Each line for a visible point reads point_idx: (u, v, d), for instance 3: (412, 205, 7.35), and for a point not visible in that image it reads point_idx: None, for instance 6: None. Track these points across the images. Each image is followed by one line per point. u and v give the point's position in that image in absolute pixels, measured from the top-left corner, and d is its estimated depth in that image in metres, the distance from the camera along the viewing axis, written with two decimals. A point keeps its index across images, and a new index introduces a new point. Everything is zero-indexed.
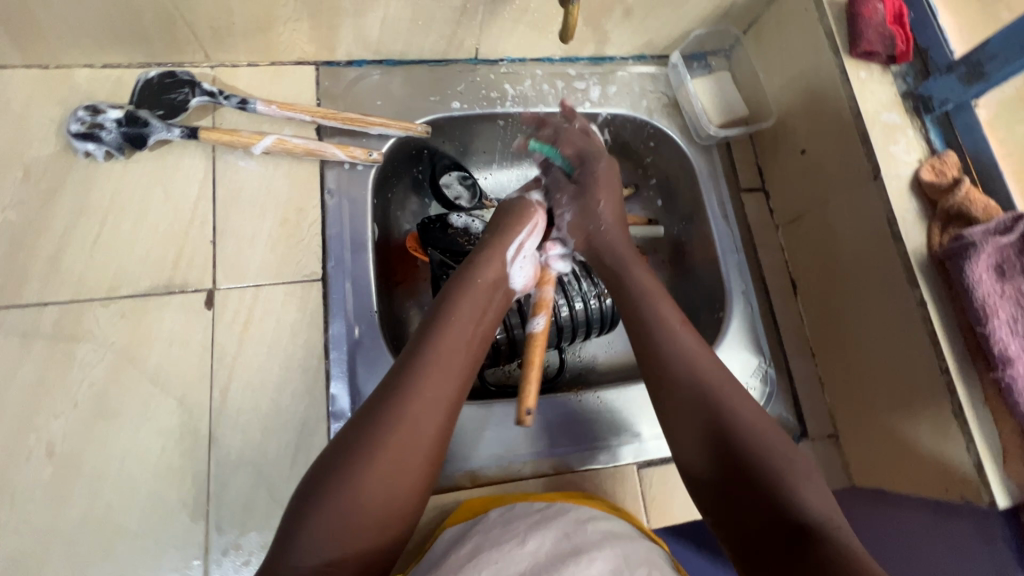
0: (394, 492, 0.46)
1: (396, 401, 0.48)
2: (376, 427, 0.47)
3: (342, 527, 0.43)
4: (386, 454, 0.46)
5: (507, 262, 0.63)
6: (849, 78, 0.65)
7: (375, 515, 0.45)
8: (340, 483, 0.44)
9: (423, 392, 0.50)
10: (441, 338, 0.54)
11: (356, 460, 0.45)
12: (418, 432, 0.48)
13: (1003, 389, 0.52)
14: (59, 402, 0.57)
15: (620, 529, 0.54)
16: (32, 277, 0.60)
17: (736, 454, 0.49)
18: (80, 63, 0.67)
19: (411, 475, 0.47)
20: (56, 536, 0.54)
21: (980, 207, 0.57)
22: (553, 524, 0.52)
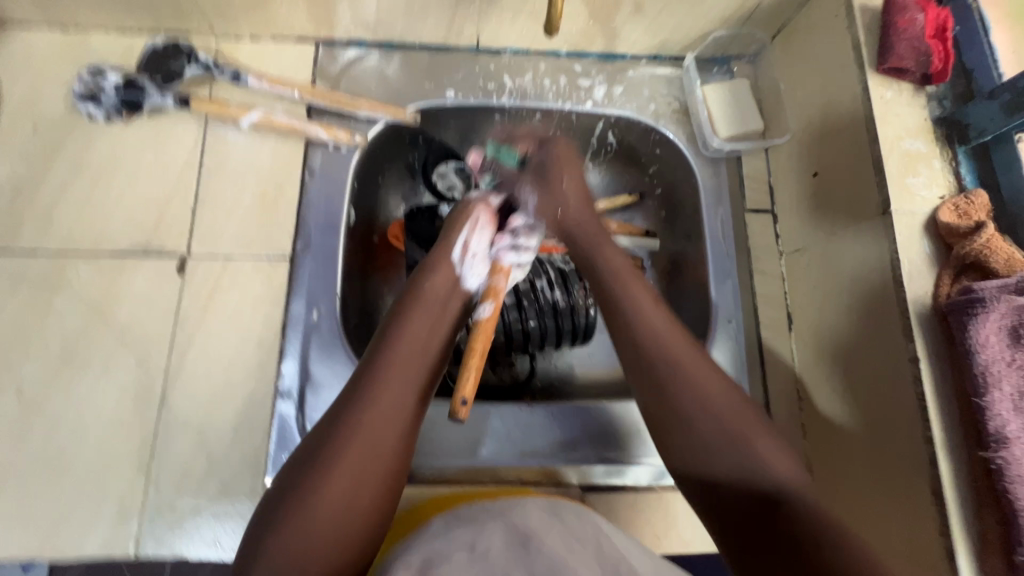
0: (361, 501, 0.44)
1: (352, 411, 0.46)
2: (333, 444, 0.45)
3: (310, 543, 0.41)
4: (347, 469, 0.44)
5: (455, 265, 0.60)
6: (872, 98, 0.58)
7: (346, 527, 0.42)
8: (307, 495, 0.42)
9: (379, 402, 0.47)
10: (394, 345, 0.51)
11: (317, 476, 0.43)
12: (378, 439, 0.46)
13: (993, 473, 0.45)
14: (33, 346, 0.61)
15: (569, 518, 0.50)
16: (26, 227, 0.64)
17: (720, 450, 0.46)
18: (96, 27, 0.70)
19: (376, 487, 0.45)
20: (12, 470, 0.58)
21: (1001, 259, 0.49)
22: (499, 519, 0.48)
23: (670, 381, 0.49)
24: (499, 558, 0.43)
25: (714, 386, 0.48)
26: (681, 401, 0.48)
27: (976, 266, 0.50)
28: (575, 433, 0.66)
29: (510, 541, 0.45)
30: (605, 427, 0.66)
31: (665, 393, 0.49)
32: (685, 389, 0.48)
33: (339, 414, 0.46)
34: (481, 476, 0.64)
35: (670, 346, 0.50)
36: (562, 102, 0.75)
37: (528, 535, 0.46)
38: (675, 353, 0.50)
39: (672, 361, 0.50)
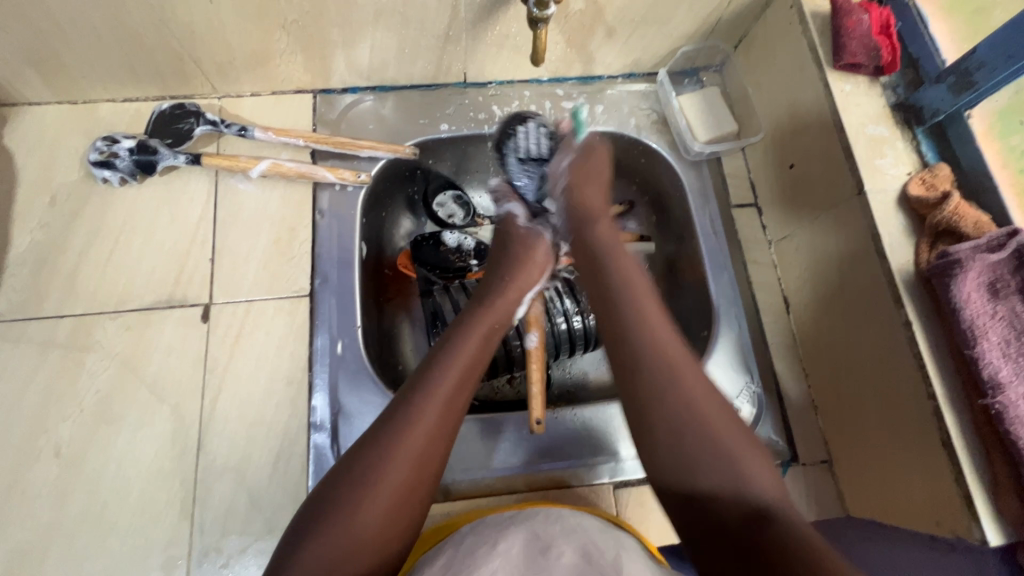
0: (394, 517, 0.45)
1: (400, 426, 0.48)
2: (380, 452, 0.46)
3: (344, 555, 0.42)
4: (392, 482, 0.45)
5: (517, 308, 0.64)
6: (833, 93, 0.64)
7: (374, 543, 0.44)
8: (349, 508, 0.44)
9: (427, 416, 0.49)
10: (446, 361, 0.53)
11: (359, 488, 0.45)
12: (427, 454, 0.48)
13: (995, 416, 0.48)
14: (68, 407, 0.63)
15: (588, 524, 0.52)
16: (52, 293, 0.67)
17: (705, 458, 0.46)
18: (103, 98, 0.74)
19: (413, 506, 0.47)
20: (59, 529, 0.59)
21: (970, 222, 0.54)
22: (524, 525, 0.51)
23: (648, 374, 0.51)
24: (517, 565, 0.45)
25: (716, 415, 0.48)
26: (675, 420, 0.48)
27: (949, 231, 0.55)
28: (601, 434, 0.68)
29: (531, 550, 0.47)
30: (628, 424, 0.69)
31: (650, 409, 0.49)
32: (675, 402, 0.49)
33: (388, 424, 0.48)
34: (515, 483, 0.66)
35: (670, 362, 0.51)
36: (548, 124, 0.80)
37: (549, 544, 0.48)
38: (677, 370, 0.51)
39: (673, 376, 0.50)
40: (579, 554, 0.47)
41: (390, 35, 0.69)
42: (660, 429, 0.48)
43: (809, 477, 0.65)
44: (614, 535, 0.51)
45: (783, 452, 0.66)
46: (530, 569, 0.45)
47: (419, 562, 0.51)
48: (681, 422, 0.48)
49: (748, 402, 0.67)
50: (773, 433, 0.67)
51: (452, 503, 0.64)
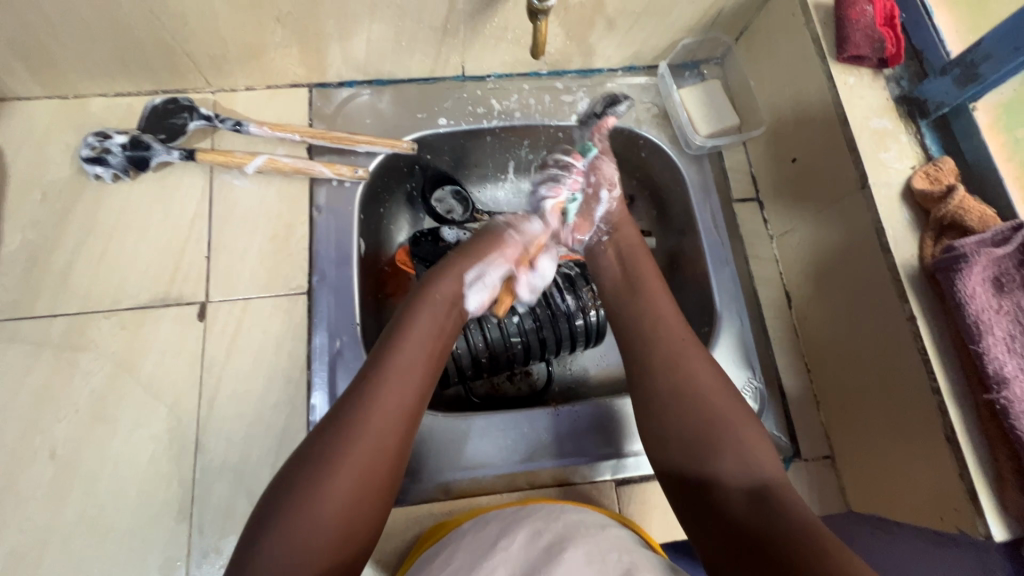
0: (355, 505, 0.45)
1: (350, 411, 0.48)
2: (336, 443, 0.46)
3: (304, 543, 0.42)
4: (351, 468, 0.45)
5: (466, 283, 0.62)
6: (836, 85, 0.63)
7: (335, 532, 0.43)
8: (307, 497, 0.43)
9: (383, 408, 0.49)
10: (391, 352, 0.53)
11: (314, 476, 0.44)
12: (381, 443, 0.47)
13: (999, 411, 0.48)
14: (63, 407, 0.62)
15: (591, 521, 0.51)
16: (44, 292, 0.66)
17: (723, 464, 0.49)
18: (94, 92, 0.73)
19: (373, 494, 0.46)
20: (55, 531, 0.58)
21: (976, 216, 0.54)
22: (527, 522, 0.50)
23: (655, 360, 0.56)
24: (520, 562, 0.45)
25: (722, 396, 0.53)
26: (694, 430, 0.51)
27: (954, 225, 0.55)
28: (602, 430, 0.68)
29: (533, 544, 0.47)
30: (631, 421, 0.68)
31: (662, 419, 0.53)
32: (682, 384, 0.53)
33: (340, 411, 0.48)
34: (517, 481, 0.65)
35: (686, 373, 0.54)
36: (547, 119, 0.79)
37: (553, 541, 0.47)
38: (692, 372, 0.54)
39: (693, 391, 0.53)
40: (585, 549, 0.46)
41: (388, 28, 0.68)
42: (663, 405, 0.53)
43: (812, 472, 0.65)
44: (615, 532, 0.50)
45: (786, 447, 0.66)
46: (533, 563, 0.45)
47: (421, 560, 0.51)
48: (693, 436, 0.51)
49: (749, 398, 0.67)
50: (776, 429, 0.67)
51: (453, 501, 0.64)
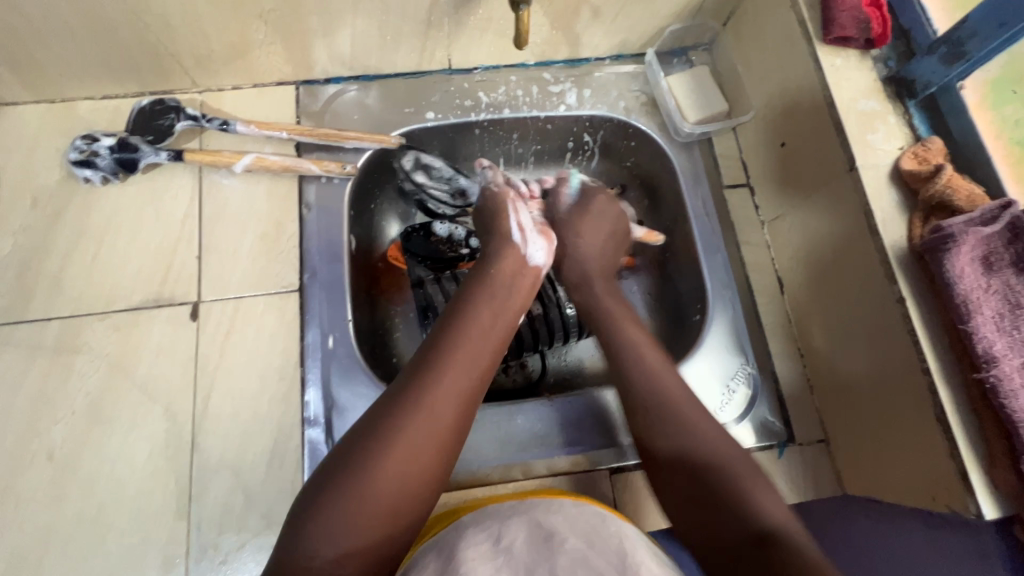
0: (411, 476, 0.45)
1: (422, 378, 0.49)
2: (393, 424, 0.46)
3: (362, 509, 0.43)
4: (415, 440, 0.46)
5: (522, 246, 0.65)
6: (822, 67, 0.63)
7: (391, 500, 0.44)
8: (371, 460, 0.44)
9: (444, 388, 0.49)
10: (457, 329, 0.54)
11: (380, 443, 0.45)
12: (441, 418, 0.48)
13: (989, 391, 0.48)
14: (60, 409, 0.62)
15: (589, 509, 0.51)
16: (38, 296, 0.66)
17: (721, 494, 0.47)
18: (81, 95, 0.73)
19: (432, 465, 0.47)
20: (54, 532, 0.59)
21: (964, 195, 0.53)
22: (522, 515, 0.50)
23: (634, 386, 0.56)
24: (523, 559, 0.45)
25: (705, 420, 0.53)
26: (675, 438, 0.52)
27: (942, 206, 0.54)
28: (599, 418, 0.68)
29: (534, 540, 0.47)
30: (626, 409, 0.68)
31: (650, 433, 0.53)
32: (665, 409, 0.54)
33: (408, 379, 0.49)
34: (512, 472, 0.65)
35: (669, 392, 0.55)
36: (535, 110, 0.79)
37: (551, 533, 0.47)
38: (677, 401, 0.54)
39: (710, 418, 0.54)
40: (584, 538, 0.47)
41: (371, 22, 0.68)
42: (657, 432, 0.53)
43: (806, 457, 0.65)
44: (616, 524, 0.50)
45: (780, 433, 0.66)
46: (538, 560, 0.45)
47: (414, 553, 0.50)
48: (684, 453, 0.51)
49: (743, 384, 0.67)
50: (769, 415, 0.67)
51: (448, 494, 0.64)
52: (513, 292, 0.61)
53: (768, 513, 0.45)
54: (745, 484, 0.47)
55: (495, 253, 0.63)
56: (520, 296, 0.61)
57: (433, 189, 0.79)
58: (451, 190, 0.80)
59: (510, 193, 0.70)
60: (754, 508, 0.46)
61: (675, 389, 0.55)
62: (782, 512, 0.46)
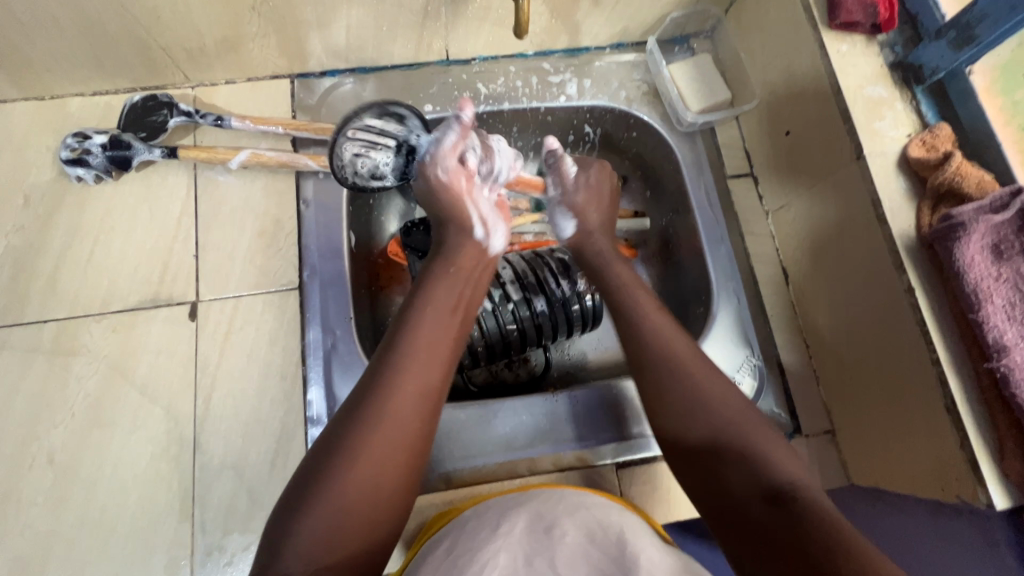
0: (381, 481, 0.45)
1: (383, 382, 0.48)
2: (357, 437, 0.45)
3: (336, 518, 0.42)
4: (382, 446, 0.45)
5: (486, 242, 0.62)
6: (828, 53, 0.62)
7: (365, 505, 0.44)
8: (340, 470, 0.44)
9: (407, 391, 0.48)
10: (415, 326, 0.52)
11: (346, 452, 0.45)
12: (404, 423, 0.47)
13: (999, 380, 0.47)
14: (59, 412, 0.61)
15: (589, 501, 0.51)
16: (32, 297, 0.65)
17: (738, 463, 0.47)
18: (71, 92, 0.71)
19: (403, 465, 0.46)
20: (57, 536, 0.58)
21: (974, 181, 0.52)
22: (526, 507, 0.49)
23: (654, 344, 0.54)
24: (523, 547, 0.45)
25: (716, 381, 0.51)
26: (688, 410, 0.50)
27: (951, 194, 0.53)
28: (606, 411, 0.67)
29: (534, 529, 0.47)
30: (629, 404, 0.67)
31: (663, 393, 0.52)
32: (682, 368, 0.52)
33: (373, 384, 0.48)
34: (518, 468, 0.65)
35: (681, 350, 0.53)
36: (535, 101, 0.77)
37: (552, 523, 0.47)
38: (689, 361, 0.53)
39: (681, 367, 0.52)
40: (584, 530, 0.46)
41: (367, 13, 0.66)
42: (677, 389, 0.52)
43: (813, 448, 0.65)
44: (618, 513, 0.50)
45: (786, 424, 0.66)
46: (537, 549, 0.45)
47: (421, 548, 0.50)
48: (704, 416, 0.50)
49: (749, 376, 0.67)
50: (776, 407, 0.67)
51: (454, 491, 0.64)
52: (474, 286, 0.59)
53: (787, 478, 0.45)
54: (761, 449, 0.47)
55: (453, 247, 0.60)
56: (480, 286, 0.59)
57: (384, 141, 0.64)
58: (403, 141, 0.64)
59: (462, 181, 0.62)
60: (773, 474, 0.45)
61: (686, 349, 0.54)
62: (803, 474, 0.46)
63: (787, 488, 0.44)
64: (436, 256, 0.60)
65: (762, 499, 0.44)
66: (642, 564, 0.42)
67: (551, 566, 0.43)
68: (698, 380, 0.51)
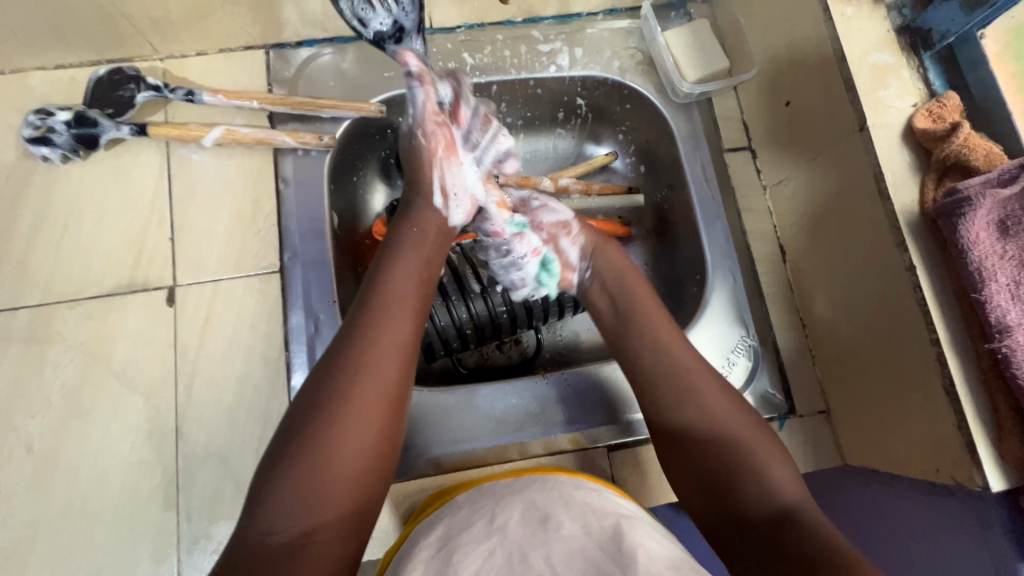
0: (362, 445, 0.44)
1: (355, 345, 0.47)
2: (337, 385, 0.45)
3: (311, 489, 0.41)
4: (360, 412, 0.44)
5: (441, 210, 0.61)
6: (833, 16, 0.58)
7: (345, 477, 0.42)
8: (320, 442, 0.42)
9: (381, 352, 0.47)
10: (382, 293, 0.51)
11: (324, 420, 0.43)
12: (380, 382, 0.46)
13: (1001, 361, 0.46)
14: (36, 401, 0.60)
15: (583, 487, 0.49)
16: (2, 284, 0.62)
17: (744, 485, 0.47)
18: (32, 66, 0.67)
19: (383, 426, 0.45)
20: (40, 526, 0.57)
21: (981, 154, 0.50)
22: (521, 496, 0.48)
23: (640, 351, 0.56)
24: (518, 541, 0.44)
25: (710, 385, 0.53)
26: (686, 415, 0.52)
27: (957, 166, 0.51)
28: (596, 395, 0.66)
29: (530, 521, 0.45)
30: (621, 386, 0.66)
31: (667, 416, 0.52)
32: (674, 374, 0.53)
33: (345, 346, 0.47)
34: (509, 452, 0.64)
35: (675, 356, 0.55)
36: (524, 73, 0.74)
37: (546, 512, 0.46)
38: (676, 357, 0.55)
39: (687, 388, 0.53)
40: (580, 521, 0.45)
41: None
42: (667, 397, 0.53)
43: (808, 428, 0.64)
44: (610, 499, 0.49)
45: (781, 405, 0.65)
46: (533, 542, 0.44)
47: (412, 537, 0.49)
48: (696, 423, 0.51)
49: (744, 356, 0.66)
50: (770, 387, 0.66)
51: (443, 476, 0.62)
52: (433, 249, 0.58)
53: (784, 490, 0.47)
54: (761, 460, 0.48)
55: (412, 216, 0.60)
56: (440, 251, 0.59)
57: (401, 4, 0.61)
58: (397, 22, 0.61)
59: (438, 146, 0.62)
60: (771, 489, 0.47)
61: (679, 354, 0.55)
62: (796, 487, 0.47)
63: (788, 509, 0.46)
64: (403, 220, 0.59)
65: (767, 520, 0.45)
66: (641, 560, 0.42)
67: (546, 559, 0.42)
68: (690, 397, 0.52)
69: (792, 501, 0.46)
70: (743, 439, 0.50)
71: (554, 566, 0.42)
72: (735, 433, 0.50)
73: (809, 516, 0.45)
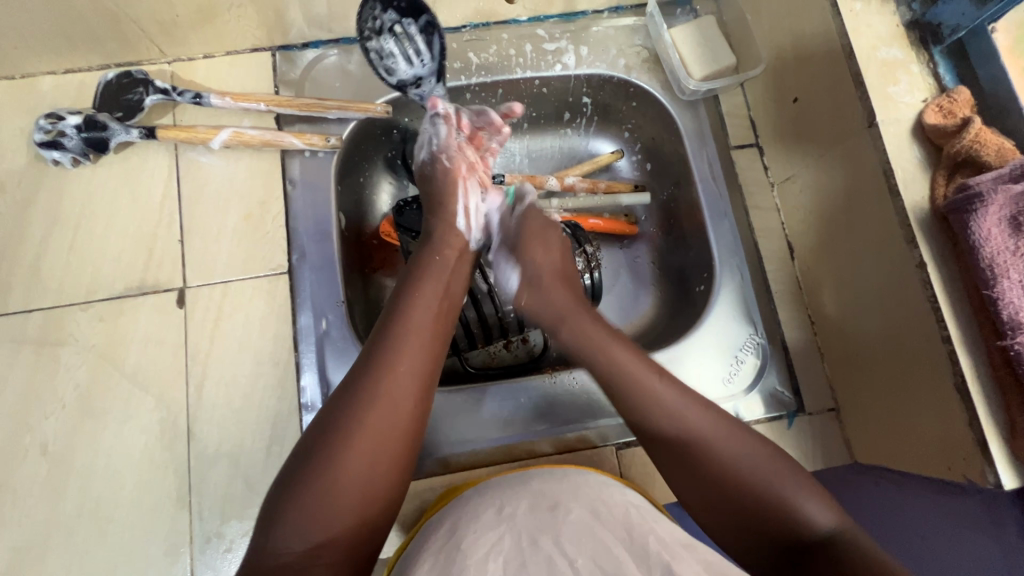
0: (371, 477, 0.44)
1: (370, 375, 0.47)
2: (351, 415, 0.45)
3: (322, 513, 0.42)
4: (366, 443, 0.44)
5: (463, 230, 0.61)
6: (841, 12, 0.58)
7: (353, 505, 0.43)
8: (331, 468, 0.43)
9: (395, 386, 0.47)
10: (402, 321, 0.51)
11: (335, 448, 0.43)
12: (394, 417, 0.46)
13: (1013, 359, 0.46)
14: (50, 403, 0.61)
15: (591, 480, 0.49)
16: (15, 287, 0.63)
17: (765, 506, 0.46)
18: (42, 70, 0.68)
19: (396, 455, 0.45)
20: (56, 525, 0.58)
21: (993, 149, 0.49)
22: (529, 488, 0.48)
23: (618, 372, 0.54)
24: (526, 528, 0.43)
25: (693, 400, 0.51)
26: (676, 430, 0.50)
27: (968, 162, 0.51)
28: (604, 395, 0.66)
29: (538, 509, 0.45)
30: None
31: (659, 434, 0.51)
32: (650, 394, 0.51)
33: (358, 378, 0.47)
34: (517, 451, 0.64)
35: (645, 376, 0.52)
36: (529, 71, 0.73)
37: (554, 502, 0.46)
38: (649, 378, 0.52)
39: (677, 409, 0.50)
40: (587, 509, 0.45)
41: None
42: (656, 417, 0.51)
43: (816, 426, 0.64)
44: (620, 493, 0.49)
45: (789, 403, 0.65)
46: (542, 530, 0.43)
47: (421, 534, 0.48)
48: (689, 440, 0.49)
49: (752, 354, 0.66)
50: (779, 385, 0.65)
51: (451, 476, 0.62)
52: (457, 276, 0.58)
53: (799, 502, 0.45)
54: (769, 478, 0.47)
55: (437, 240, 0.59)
56: (464, 277, 0.59)
57: (421, 57, 0.68)
58: (417, 74, 0.69)
59: (462, 168, 0.65)
60: (787, 503, 0.46)
61: (649, 372, 0.53)
62: (816, 503, 0.46)
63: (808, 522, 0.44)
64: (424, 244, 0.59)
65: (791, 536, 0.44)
66: (653, 548, 0.42)
67: (556, 545, 0.42)
68: (668, 407, 0.51)
69: (808, 515, 0.45)
70: (742, 456, 0.48)
71: (562, 554, 0.42)
72: (730, 434, 0.49)
73: (830, 528, 0.44)
